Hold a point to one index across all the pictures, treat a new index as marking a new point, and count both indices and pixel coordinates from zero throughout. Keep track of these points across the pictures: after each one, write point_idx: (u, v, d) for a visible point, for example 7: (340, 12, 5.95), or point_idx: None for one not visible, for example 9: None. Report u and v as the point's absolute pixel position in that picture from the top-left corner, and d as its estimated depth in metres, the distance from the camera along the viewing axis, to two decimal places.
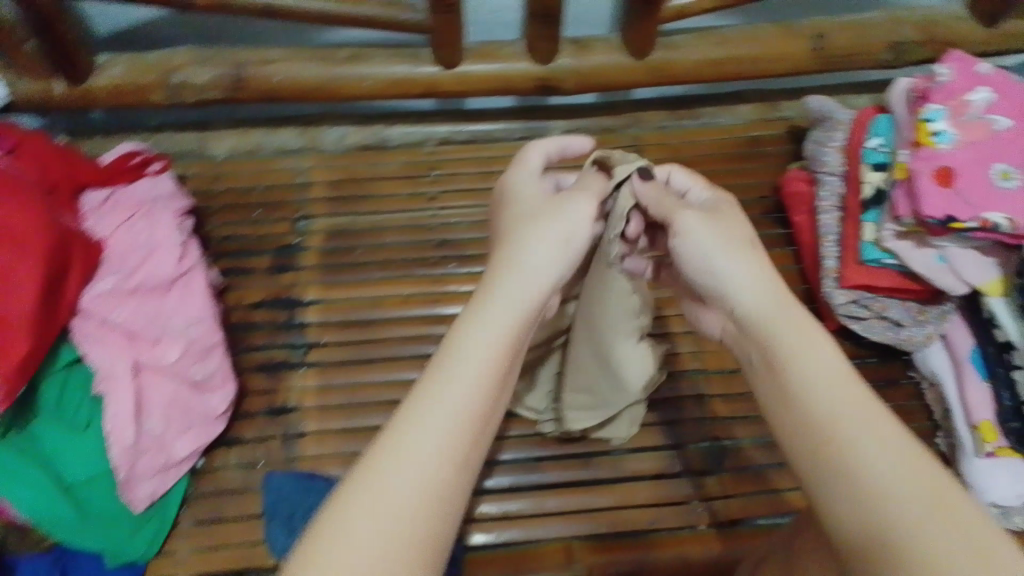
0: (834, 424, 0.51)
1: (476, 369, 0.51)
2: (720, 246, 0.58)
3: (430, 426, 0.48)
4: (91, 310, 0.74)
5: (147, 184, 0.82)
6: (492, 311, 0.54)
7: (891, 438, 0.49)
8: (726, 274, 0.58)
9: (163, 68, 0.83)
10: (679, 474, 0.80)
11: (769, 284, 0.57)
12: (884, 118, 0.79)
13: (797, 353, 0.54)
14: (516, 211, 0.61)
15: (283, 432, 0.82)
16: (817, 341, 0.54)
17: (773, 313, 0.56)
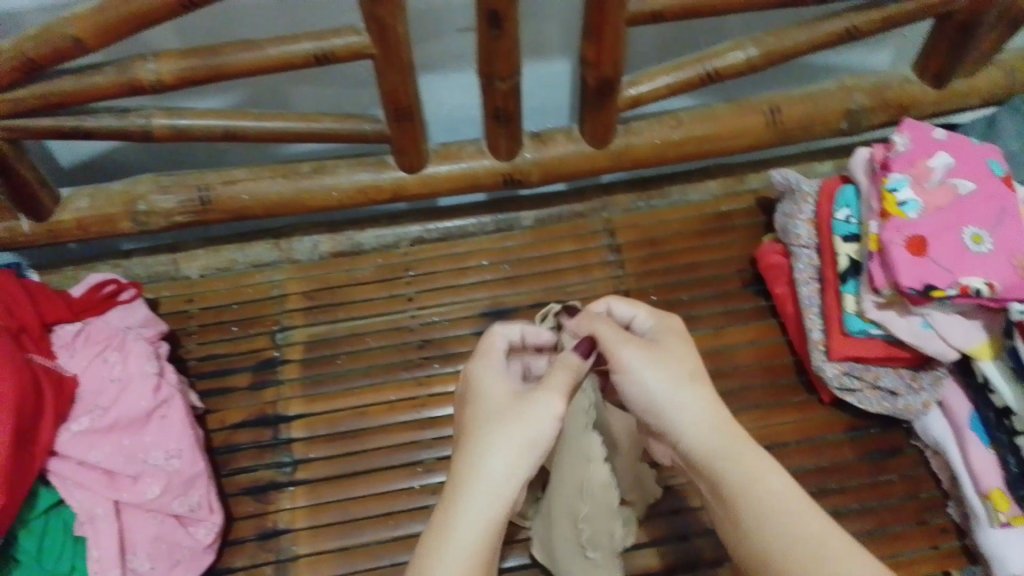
0: (805, 558, 0.53)
1: (469, 539, 0.52)
2: (666, 380, 0.61)
3: None
4: (67, 452, 0.71)
5: (119, 314, 0.80)
6: (474, 493, 0.54)
7: (836, 550, 0.53)
8: (668, 409, 0.61)
9: (128, 198, 0.84)
10: (690, 565, 0.77)
11: (716, 420, 0.60)
12: (849, 189, 0.80)
13: (743, 483, 0.57)
14: (483, 409, 0.59)
15: (275, 558, 0.78)
16: (761, 470, 0.58)
17: (723, 452, 0.58)
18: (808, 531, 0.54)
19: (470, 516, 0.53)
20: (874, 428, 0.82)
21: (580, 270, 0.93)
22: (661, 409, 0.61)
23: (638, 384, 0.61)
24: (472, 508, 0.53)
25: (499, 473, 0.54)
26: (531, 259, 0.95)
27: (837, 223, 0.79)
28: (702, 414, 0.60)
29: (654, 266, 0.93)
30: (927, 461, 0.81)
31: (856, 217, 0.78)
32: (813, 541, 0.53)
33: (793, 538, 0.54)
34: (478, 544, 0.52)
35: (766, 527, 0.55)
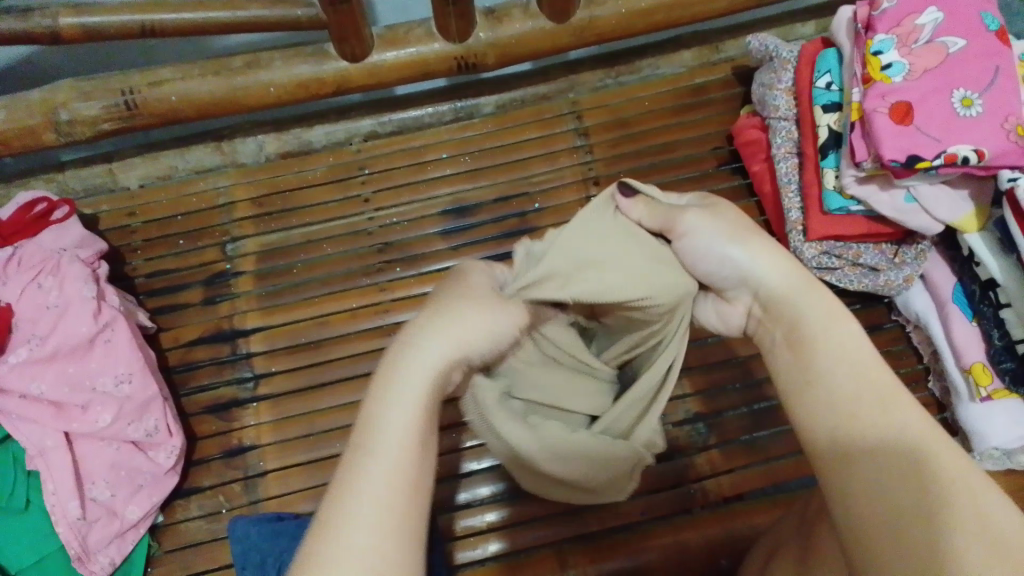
0: (860, 408, 0.40)
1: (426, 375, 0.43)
2: (736, 231, 0.48)
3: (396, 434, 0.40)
4: (8, 387, 0.67)
5: (53, 235, 0.74)
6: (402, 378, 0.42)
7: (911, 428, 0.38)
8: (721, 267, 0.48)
9: (48, 107, 0.77)
10: (669, 457, 0.74)
11: (790, 271, 0.47)
12: (830, 52, 0.74)
13: (815, 332, 0.44)
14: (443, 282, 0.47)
15: (243, 475, 0.75)
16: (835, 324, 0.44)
17: (796, 290, 0.46)
18: (864, 384, 0.41)
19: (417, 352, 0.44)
20: (853, 306, 0.79)
21: (546, 158, 0.88)
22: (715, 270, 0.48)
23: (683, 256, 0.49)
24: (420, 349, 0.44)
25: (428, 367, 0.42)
26: (494, 149, 0.89)
27: (818, 91, 0.73)
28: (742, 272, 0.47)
29: (625, 148, 0.87)
30: (908, 336, 0.78)
31: (837, 83, 0.72)
32: (876, 404, 0.40)
33: (869, 397, 0.40)
34: (417, 428, 0.41)
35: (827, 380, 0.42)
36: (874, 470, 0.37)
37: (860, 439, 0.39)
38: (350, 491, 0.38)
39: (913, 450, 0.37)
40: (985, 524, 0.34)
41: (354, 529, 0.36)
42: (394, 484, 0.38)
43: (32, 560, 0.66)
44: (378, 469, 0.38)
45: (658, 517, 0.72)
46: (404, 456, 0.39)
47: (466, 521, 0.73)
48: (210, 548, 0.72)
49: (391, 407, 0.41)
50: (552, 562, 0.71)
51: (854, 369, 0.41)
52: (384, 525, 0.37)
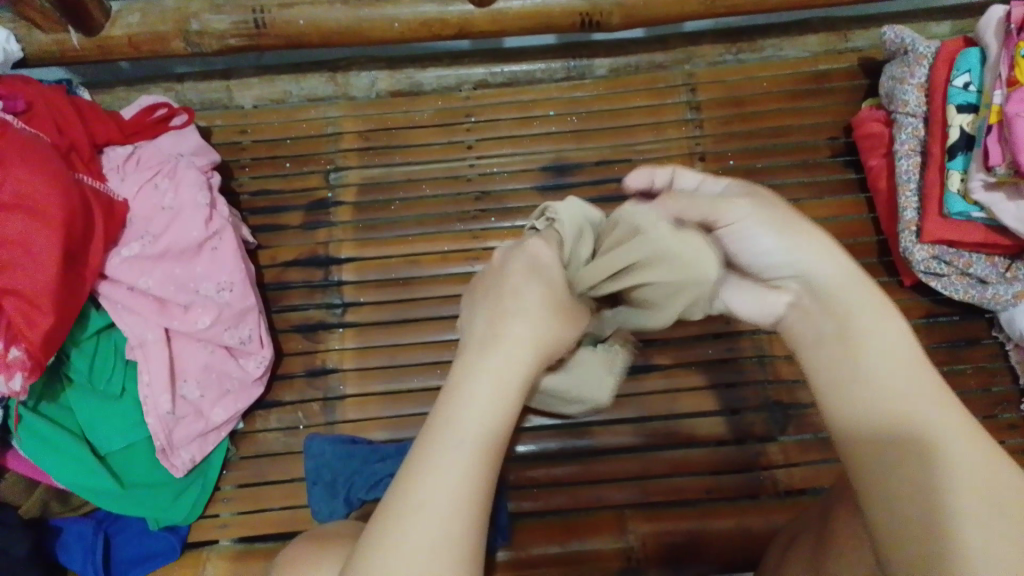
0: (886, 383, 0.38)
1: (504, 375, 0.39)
2: (776, 226, 0.42)
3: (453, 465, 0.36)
4: (119, 277, 0.69)
5: (171, 140, 0.77)
6: (467, 397, 0.38)
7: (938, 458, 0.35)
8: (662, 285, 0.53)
9: (180, 16, 0.79)
10: (742, 441, 0.74)
11: (833, 261, 0.41)
12: (972, 52, 0.71)
13: (858, 331, 0.40)
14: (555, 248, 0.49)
15: (323, 396, 0.77)
16: (884, 315, 0.40)
17: (836, 285, 0.41)
18: (899, 377, 0.38)
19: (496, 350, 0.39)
20: (953, 316, 0.77)
21: (654, 128, 0.87)
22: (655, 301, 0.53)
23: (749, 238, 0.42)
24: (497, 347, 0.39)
25: (496, 375, 0.39)
26: (602, 112, 0.88)
27: (953, 90, 0.70)
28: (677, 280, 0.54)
29: (737, 127, 0.85)
30: (1006, 354, 0.75)
31: (976, 84, 0.69)
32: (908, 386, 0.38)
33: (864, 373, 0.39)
34: (477, 436, 0.37)
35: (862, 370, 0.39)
36: (890, 467, 0.36)
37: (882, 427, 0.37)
38: (406, 501, 0.35)
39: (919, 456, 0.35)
40: (990, 531, 0.33)
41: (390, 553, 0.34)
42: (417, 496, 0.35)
43: (120, 446, 0.70)
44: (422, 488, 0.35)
45: (723, 497, 0.72)
46: (461, 482, 0.36)
47: (532, 474, 0.73)
48: (284, 459, 0.75)
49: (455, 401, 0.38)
50: (613, 524, 0.71)
51: (891, 360, 0.38)
52: (427, 565, 0.33)
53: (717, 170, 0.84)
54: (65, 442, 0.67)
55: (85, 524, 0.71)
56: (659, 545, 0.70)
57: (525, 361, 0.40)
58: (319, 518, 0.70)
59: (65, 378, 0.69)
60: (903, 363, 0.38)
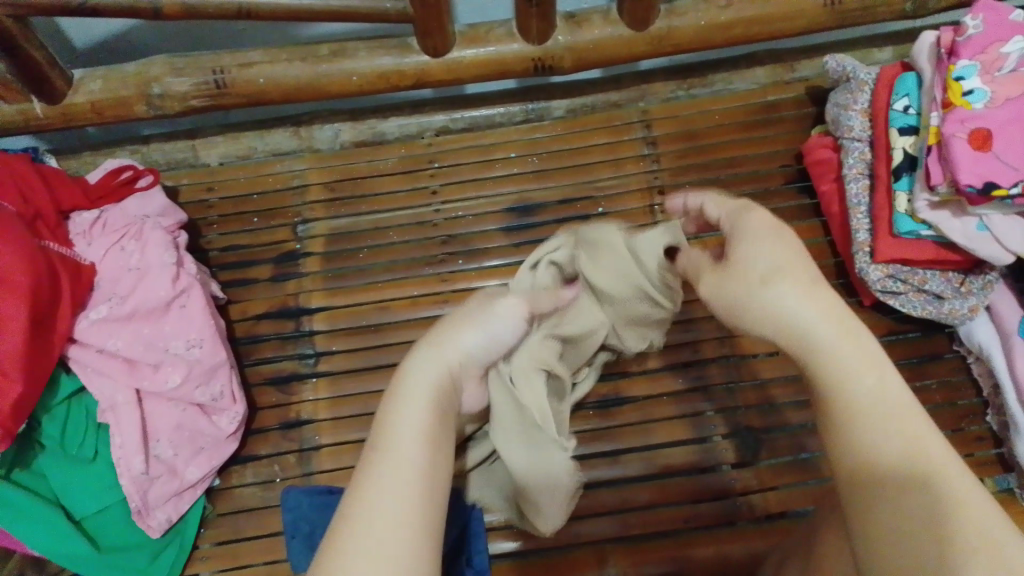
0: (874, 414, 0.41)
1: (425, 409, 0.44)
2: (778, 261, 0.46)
3: (391, 487, 0.39)
4: (88, 340, 0.70)
5: (137, 201, 0.78)
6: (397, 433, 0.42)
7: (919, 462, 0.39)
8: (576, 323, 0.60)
9: (142, 80, 0.80)
10: (716, 468, 0.75)
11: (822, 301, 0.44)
12: (910, 77, 0.74)
13: (848, 367, 0.43)
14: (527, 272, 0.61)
15: (299, 448, 0.78)
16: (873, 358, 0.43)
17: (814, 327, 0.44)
18: (895, 421, 0.41)
19: (415, 387, 0.45)
20: (913, 332, 0.79)
21: (613, 164, 0.89)
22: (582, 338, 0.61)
23: (750, 256, 0.47)
24: (415, 385, 0.45)
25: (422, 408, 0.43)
26: (562, 152, 0.90)
27: (894, 114, 0.73)
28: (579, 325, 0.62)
29: (693, 159, 0.88)
30: (968, 367, 0.77)
31: (915, 107, 0.72)
32: (894, 418, 0.41)
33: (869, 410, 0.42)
34: (433, 449, 0.42)
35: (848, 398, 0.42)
36: (890, 504, 0.38)
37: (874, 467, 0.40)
38: (348, 528, 0.37)
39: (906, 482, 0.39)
40: (992, 545, 0.36)
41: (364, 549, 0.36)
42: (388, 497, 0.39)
43: (94, 510, 0.69)
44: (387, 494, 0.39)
45: (701, 526, 0.72)
46: (404, 494, 0.39)
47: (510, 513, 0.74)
48: (262, 514, 0.75)
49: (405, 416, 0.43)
50: (593, 559, 0.71)
51: (886, 401, 0.41)
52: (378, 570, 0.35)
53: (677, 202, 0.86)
54: (39, 509, 0.66)
55: None
56: None
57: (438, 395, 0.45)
58: (302, 569, 0.70)
59: (37, 444, 0.69)
60: (894, 394, 0.42)
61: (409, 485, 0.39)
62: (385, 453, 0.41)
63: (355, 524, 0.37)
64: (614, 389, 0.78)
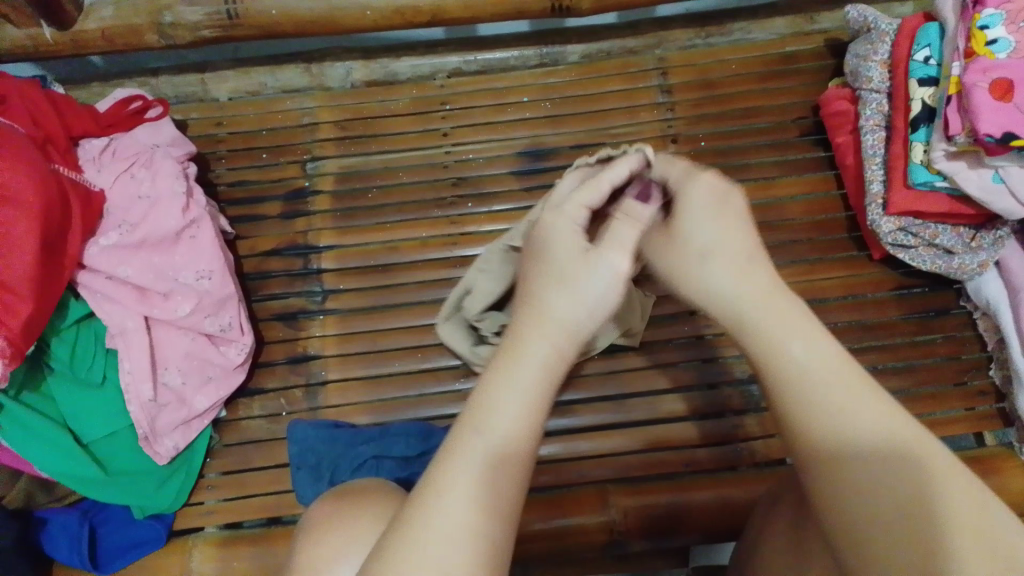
0: (840, 387, 0.41)
1: (530, 382, 0.41)
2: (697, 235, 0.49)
3: (470, 464, 0.38)
4: (96, 266, 0.69)
5: (148, 131, 0.78)
6: (499, 392, 0.40)
7: (861, 416, 0.40)
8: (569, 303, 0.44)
9: (153, 8, 0.79)
10: (719, 415, 0.76)
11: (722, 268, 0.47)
12: (931, 27, 0.73)
13: (804, 351, 0.42)
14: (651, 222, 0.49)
15: (306, 382, 0.78)
16: (816, 334, 0.43)
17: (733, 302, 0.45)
18: (845, 383, 0.41)
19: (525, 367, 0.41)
20: (921, 288, 0.79)
21: (627, 112, 0.88)
22: (567, 277, 0.45)
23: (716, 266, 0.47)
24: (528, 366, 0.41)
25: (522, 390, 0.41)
26: (575, 97, 0.89)
27: (915, 65, 0.72)
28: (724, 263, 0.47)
29: (708, 109, 0.87)
30: (975, 323, 0.77)
31: (936, 58, 0.71)
32: (847, 391, 0.41)
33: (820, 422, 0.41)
34: (519, 415, 0.40)
35: (805, 372, 0.42)
36: (858, 455, 0.39)
37: (827, 419, 0.40)
38: (437, 486, 0.38)
39: (869, 431, 0.40)
40: (977, 527, 0.37)
41: (427, 546, 0.35)
42: (474, 520, 0.37)
43: (103, 434, 0.69)
44: (472, 461, 0.38)
45: (699, 470, 0.74)
46: (486, 465, 0.39)
47: None
48: (268, 446, 0.75)
49: (504, 407, 0.40)
50: (594, 500, 0.72)
51: (840, 378, 0.41)
52: (459, 539, 0.36)
53: (690, 151, 0.85)
54: (46, 429, 0.66)
55: (71, 517, 0.69)
56: (640, 520, 0.71)
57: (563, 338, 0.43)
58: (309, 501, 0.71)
59: (45, 367, 0.69)
60: (844, 372, 0.42)
61: (484, 472, 0.38)
62: (465, 439, 0.39)
63: (427, 513, 0.37)
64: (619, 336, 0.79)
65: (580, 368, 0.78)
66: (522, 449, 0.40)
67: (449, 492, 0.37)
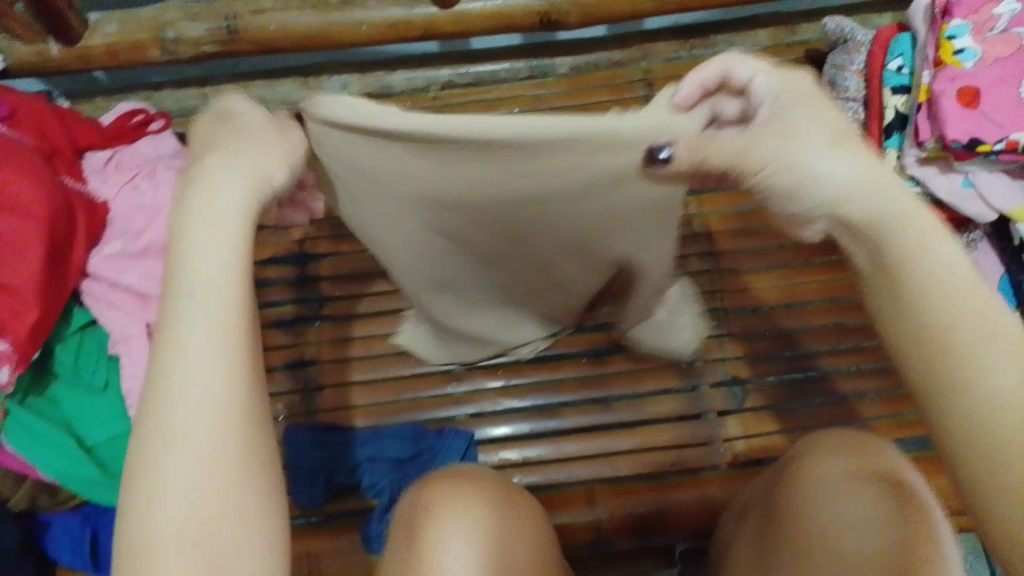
0: (956, 307, 0.37)
1: (223, 256, 0.36)
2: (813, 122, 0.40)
3: (188, 317, 0.35)
4: (100, 274, 0.72)
5: (150, 144, 0.80)
6: (195, 245, 0.36)
7: (976, 334, 0.36)
8: (214, 182, 0.38)
9: (157, 24, 0.82)
10: (702, 416, 0.78)
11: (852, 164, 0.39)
12: (904, 37, 0.75)
13: (900, 249, 0.38)
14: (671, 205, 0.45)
15: (302, 386, 0.80)
16: (930, 230, 0.38)
17: (885, 220, 0.38)
18: (957, 295, 0.37)
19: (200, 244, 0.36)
20: None
21: None
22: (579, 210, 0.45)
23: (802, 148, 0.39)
24: (198, 239, 0.36)
25: (216, 263, 0.36)
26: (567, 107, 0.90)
27: (889, 73, 0.75)
28: (853, 166, 0.38)
29: None
30: None
31: (908, 67, 0.74)
32: (963, 309, 0.37)
33: (928, 333, 0.37)
34: (213, 288, 0.36)
35: (912, 289, 0.38)
36: (981, 368, 0.36)
37: (942, 333, 0.37)
38: (167, 338, 0.35)
39: (992, 348, 0.36)
40: None
41: (164, 442, 0.33)
42: (215, 408, 0.34)
43: (105, 437, 0.70)
44: (196, 301, 0.35)
45: (684, 470, 0.76)
46: (214, 337, 0.35)
47: (506, 453, 0.77)
48: None
49: (198, 256, 0.36)
50: (581, 499, 0.75)
51: (951, 284, 0.37)
52: (206, 429, 0.34)
53: None
54: (50, 432, 0.68)
55: (73, 519, 0.72)
56: (625, 515, 0.74)
57: (234, 250, 0.37)
58: (304, 501, 0.76)
59: (51, 373, 0.71)
60: (954, 283, 0.37)
61: (202, 336, 0.35)
62: (175, 290, 0.36)
63: (160, 360, 0.34)
64: (606, 339, 0.82)
65: (568, 371, 0.80)
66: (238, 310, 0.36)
67: (178, 400, 0.34)
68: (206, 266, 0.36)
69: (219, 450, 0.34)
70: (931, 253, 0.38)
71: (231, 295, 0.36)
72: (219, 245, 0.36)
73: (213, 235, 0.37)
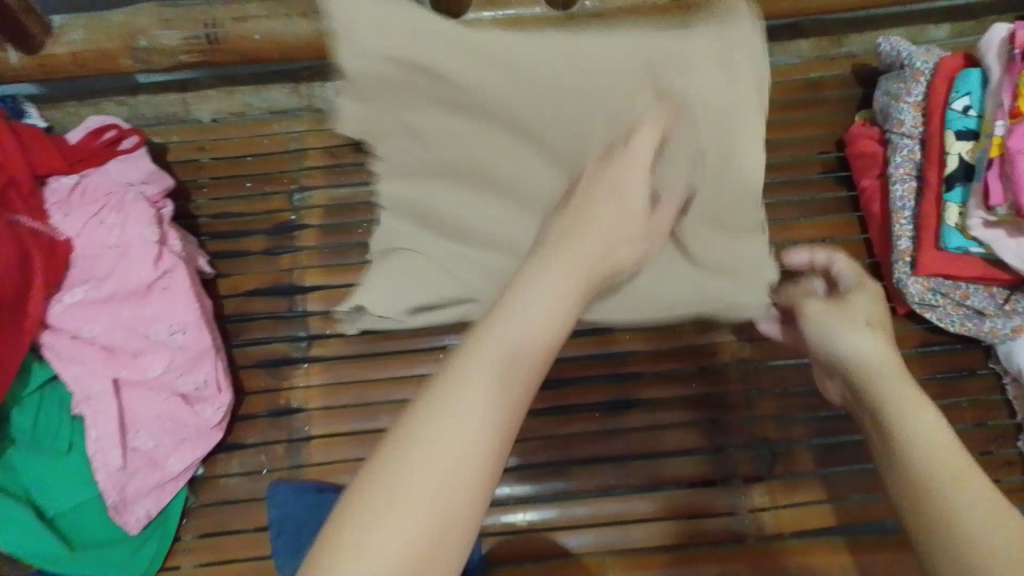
0: (939, 483, 0.41)
1: (511, 349, 0.37)
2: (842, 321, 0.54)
3: (478, 393, 0.35)
4: (62, 326, 0.66)
5: (120, 166, 0.72)
6: (487, 344, 0.37)
7: (950, 489, 0.40)
8: (517, 306, 0.38)
9: (127, 31, 0.73)
10: (724, 482, 0.71)
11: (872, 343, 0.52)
12: (971, 72, 0.67)
13: (894, 411, 0.47)
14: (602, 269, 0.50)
15: (288, 437, 0.74)
16: (924, 405, 0.46)
17: (883, 378, 0.49)
18: (946, 470, 0.42)
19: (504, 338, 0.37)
20: (952, 345, 0.73)
21: None
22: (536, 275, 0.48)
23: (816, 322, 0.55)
24: (503, 337, 0.37)
25: (490, 363, 0.36)
26: None
27: (952, 114, 0.67)
28: (866, 342, 0.52)
29: None
30: (1004, 388, 0.71)
31: (976, 108, 0.67)
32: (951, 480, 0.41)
33: (916, 488, 0.42)
34: (502, 385, 0.36)
35: (914, 456, 0.43)
36: (937, 517, 0.39)
37: (926, 486, 0.41)
38: (433, 405, 0.35)
39: (952, 505, 0.40)
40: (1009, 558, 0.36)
41: (419, 481, 0.33)
42: (464, 475, 0.34)
43: (69, 504, 0.66)
44: (482, 381, 0.36)
45: (700, 542, 0.70)
46: (483, 419, 0.35)
47: (507, 517, 0.71)
48: (247, 507, 0.72)
49: (480, 359, 0.36)
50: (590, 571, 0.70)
51: (945, 453, 0.43)
52: (428, 503, 0.33)
53: None
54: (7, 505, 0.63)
55: None
56: None
57: (514, 356, 0.37)
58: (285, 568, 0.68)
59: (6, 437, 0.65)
60: (950, 466, 0.42)
61: (473, 416, 0.35)
62: (465, 364, 0.36)
63: (423, 444, 0.34)
64: (623, 391, 0.74)
65: (580, 426, 0.73)
66: (508, 387, 0.36)
67: (411, 460, 0.33)
68: (503, 343, 0.37)
69: (440, 530, 0.32)
70: (914, 420, 0.45)
71: (508, 394, 0.36)
72: (519, 346, 0.37)
73: (490, 334, 0.37)
